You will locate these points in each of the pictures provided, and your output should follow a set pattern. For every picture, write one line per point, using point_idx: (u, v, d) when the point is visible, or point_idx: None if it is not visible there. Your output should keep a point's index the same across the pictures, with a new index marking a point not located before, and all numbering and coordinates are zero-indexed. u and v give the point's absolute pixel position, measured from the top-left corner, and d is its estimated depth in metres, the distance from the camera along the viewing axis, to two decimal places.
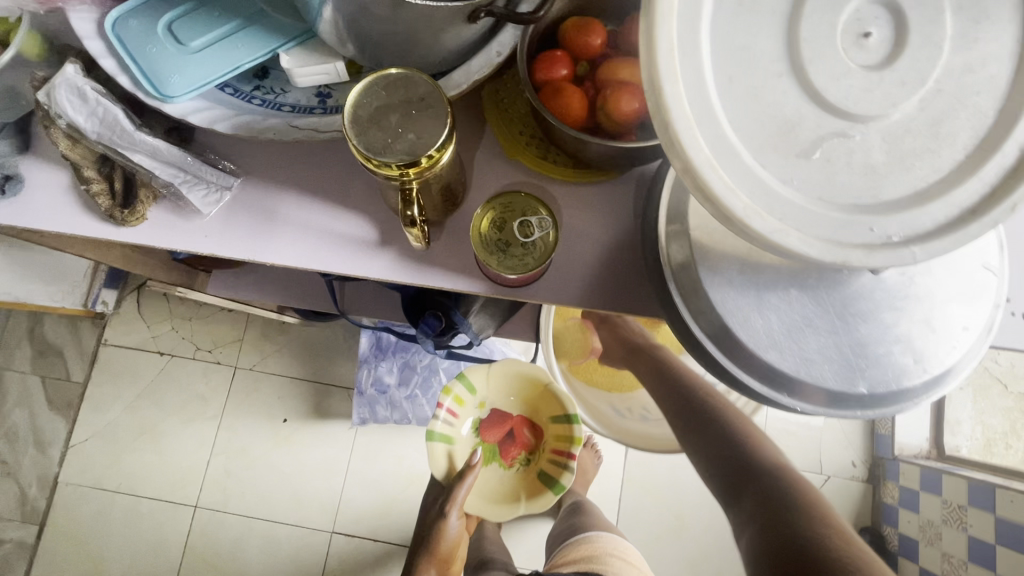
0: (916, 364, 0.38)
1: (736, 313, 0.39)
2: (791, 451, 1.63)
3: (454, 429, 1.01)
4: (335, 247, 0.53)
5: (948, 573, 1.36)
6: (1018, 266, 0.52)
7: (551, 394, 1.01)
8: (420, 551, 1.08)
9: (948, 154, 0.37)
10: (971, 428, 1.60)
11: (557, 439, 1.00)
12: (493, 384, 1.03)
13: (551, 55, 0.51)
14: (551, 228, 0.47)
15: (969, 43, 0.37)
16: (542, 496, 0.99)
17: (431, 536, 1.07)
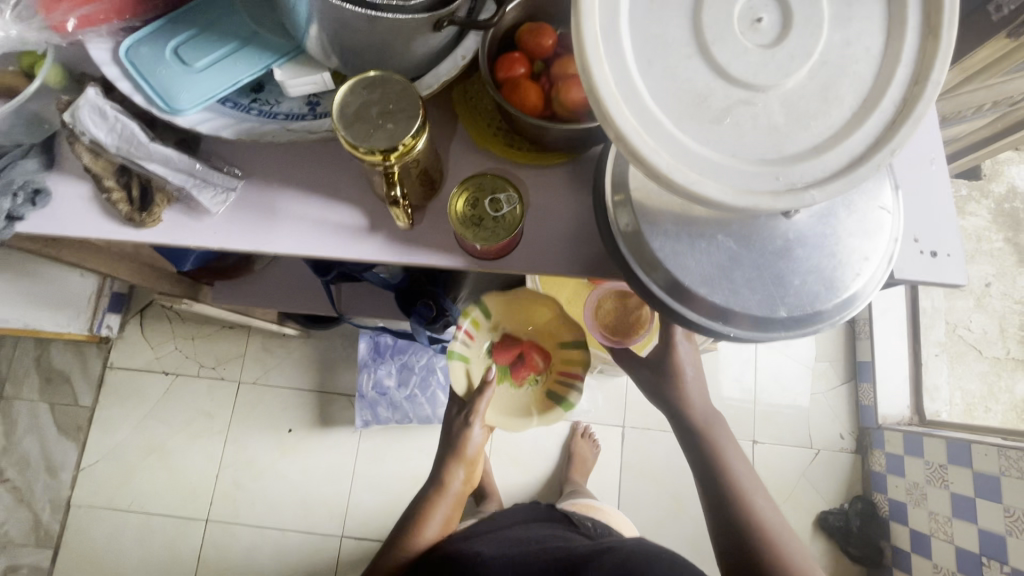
0: (826, 292, 0.46)
1: (675, 259, 0.46)
2: (781, 428, 1.69)
3: (469, 349, 0.86)
4: (330, 235, 0.60)
5: (936, 531, 1.41)
6: (945, 208, 0.56)
7: (566, 318, 0.88)
8: (444, 455, 0.93)
9: (837, 113, 0.45)
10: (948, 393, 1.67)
11: (566, 360, 0.86)
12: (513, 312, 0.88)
13: (509, 56, 0.58)
14: (517, 203, 0.54)
15: (844, 23, 0.45)
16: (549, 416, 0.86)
17: (454, 441, 0.91)
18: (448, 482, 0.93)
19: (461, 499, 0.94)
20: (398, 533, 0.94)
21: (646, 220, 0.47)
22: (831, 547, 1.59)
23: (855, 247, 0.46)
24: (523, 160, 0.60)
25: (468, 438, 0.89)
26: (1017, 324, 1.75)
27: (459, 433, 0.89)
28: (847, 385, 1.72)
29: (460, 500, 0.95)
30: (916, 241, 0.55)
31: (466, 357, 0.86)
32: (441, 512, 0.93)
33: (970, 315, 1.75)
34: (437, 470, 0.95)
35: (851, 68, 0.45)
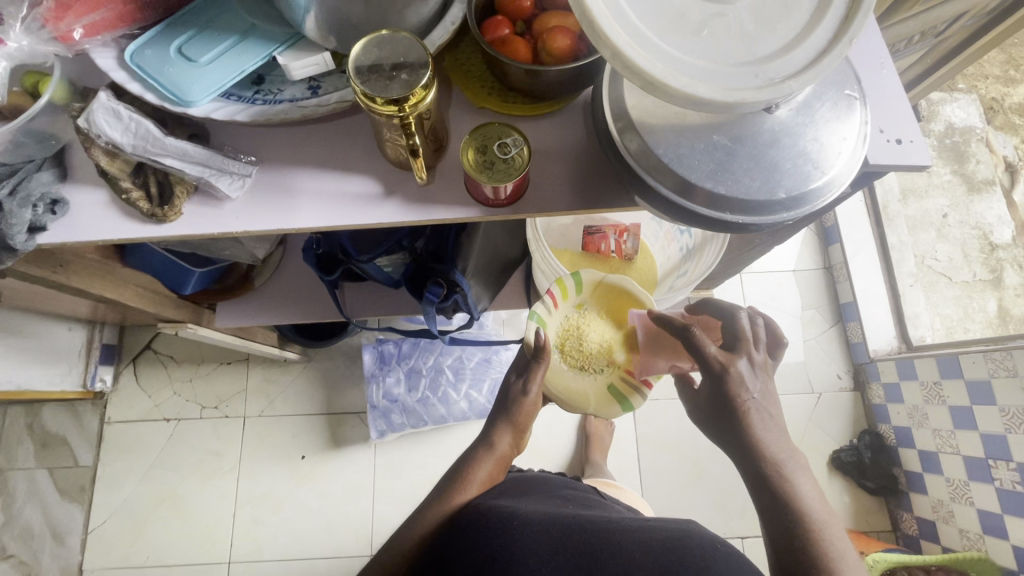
0: (817, 173, 0.51)
1: (680, 161, 0.51)
2: (782, 378, 1.75)
3: (551, 316, 0.97)
4: (347, 204, 0.62)
5: (942, 446, 1.48)
6: (904, 104, 0.63)
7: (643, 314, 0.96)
8: (497, 415, 1.01)
9: (799, 17, 0.51)
10: (928, 319, 1.76)
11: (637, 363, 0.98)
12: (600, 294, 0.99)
13: (493, 20, 0.63)
14: (523, 144, 0.59)
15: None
16: (606, 406, 0.98)
17: (511, 402, 0.99)
18: (496, 441, 0.99)
19: (506, 461, 1.00)
20: (439, 492, 0.97)
21: (649, 132, 0.52)
22: (849, 483, 1.64)
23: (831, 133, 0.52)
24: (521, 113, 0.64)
25: (527, 399, 0.98)
26: (978, 247, 1.87)
27: (520, 391, 0.98)
28: (835, 327, 1.80)
29: (503, 464, 1.01)
30: (882, 133, 0.61)
31: (546, 321, 0.96)
32: (485, 470, 0.98)
33: (934, 246, 1.87)
34: (488, 430, 1.02)
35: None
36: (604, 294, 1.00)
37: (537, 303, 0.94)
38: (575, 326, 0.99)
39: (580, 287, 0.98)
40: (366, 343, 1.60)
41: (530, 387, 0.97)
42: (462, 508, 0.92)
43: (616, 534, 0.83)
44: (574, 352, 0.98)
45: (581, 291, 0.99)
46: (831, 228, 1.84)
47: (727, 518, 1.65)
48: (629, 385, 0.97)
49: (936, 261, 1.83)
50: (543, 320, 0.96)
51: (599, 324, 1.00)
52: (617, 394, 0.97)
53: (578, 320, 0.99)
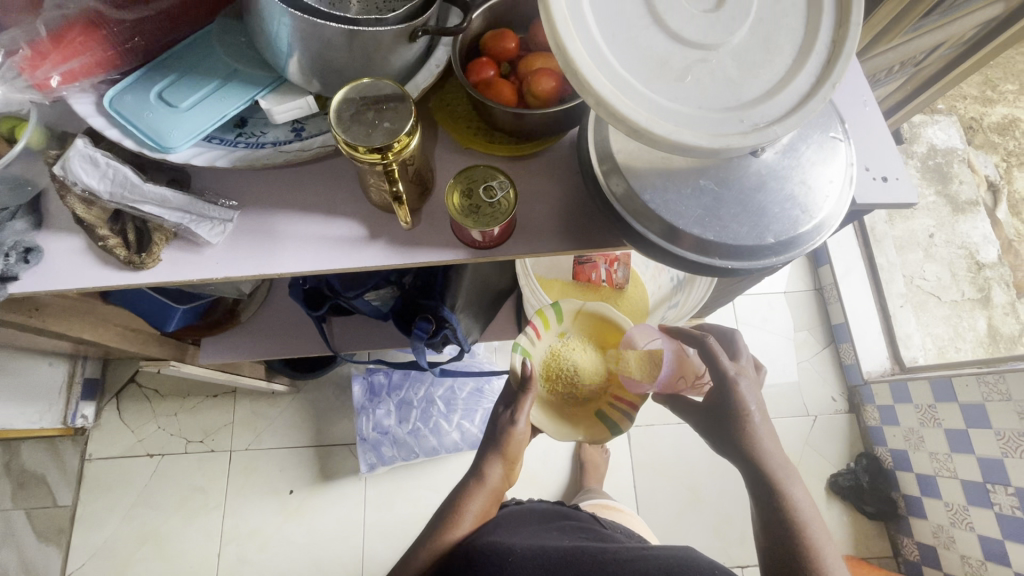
0: (806, 216, 0.51)
1: (667, 206, 0.50)
2: (777, 402, 1.74)
3: (535, 347, 0.93)
4: (331, 248, 0.61)
5: (940, 469, 1.46)
6: (888, 141, 0.63)
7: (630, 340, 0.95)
8: (485, 446, 0.98)
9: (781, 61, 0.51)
10: (919, 340, 1.76)
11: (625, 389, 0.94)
12: (582, 321, 0.96)
13: (478, 61, 0.63)
14: (509, 187, 0.58)
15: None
16: (595, 436, 0.94)
17: (499, 433, 0.96)
18: (487, 473, 0.96)
19: (499, 494, 0.97)
20: (430, 529, 0.94)
21: (634, 176, 0.51)
22: (848, 508, 1.62)
23: (818, 174, 0.52)
24: (510, 151, 0.63)
25: (516, 429, 0.95)
26: (965, 266, 1.89)
27: (508, 421, 0.94)
28: (828, 349, 1.80)
29: (497, 497, 0.97)
30: (868, 170, 0.61)
31: (530, 352, 0.93)
32: (477, 505, 0.94)
33: (922, 266, 1.88)
34: (477, 461, 0.99)
35: (784, 21, 0.51)
36: (587, 320, 0.97)
37: (519, 334, 0.91)
38: (560, 355, 0.95)
39: (560, 316, 0.95)
40: (355, 374, 1.58)
41: (517, 419, 0.94)
42: (454, 547, 0.89)
43: (612, 566, 0.80)
44: (560, 381, 0.94)
45: (562, 319, 0.96)
46: (820, 249, 1.85)
47: (726, 548, 1.62)
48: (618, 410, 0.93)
49: (925, 280, 1.84)
50: (527, 352, 0.93)
51: (584, 351, 0.95)
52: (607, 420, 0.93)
53: (562, 349, 0.95)
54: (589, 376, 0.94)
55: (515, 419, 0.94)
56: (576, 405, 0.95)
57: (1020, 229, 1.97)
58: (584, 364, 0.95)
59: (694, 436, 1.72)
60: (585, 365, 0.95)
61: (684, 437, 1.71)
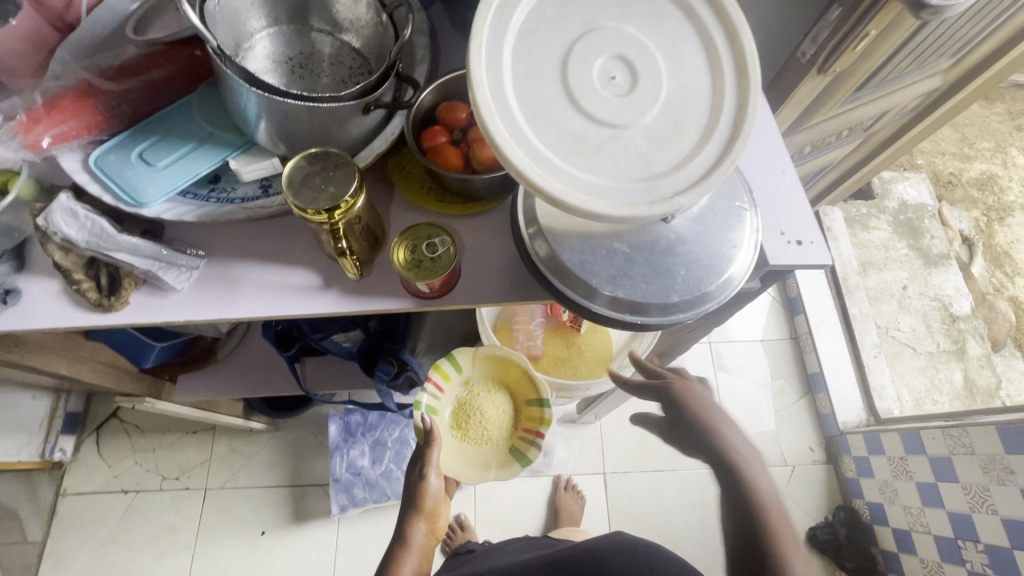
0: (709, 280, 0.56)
1: (586, 267, 0.55)
2: (755, 451, 1.74)
3: (440, 400, 0.98)
4: (287, 294, 0.66)
5: (914, 524, 1.45)
6: (803, 208, 0.68)
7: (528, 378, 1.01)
8: (405, 507, 0.99)
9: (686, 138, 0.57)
10: (894, 390, 1.78)
11: (530, 419, 1.01)
12: (480, 366, 1.02)
13: (432, 129, 0.70)
14: (450, 243, 0.63)
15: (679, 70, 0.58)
16: (509, 466, 0.99)
17: (414, 489, 0.98)
18: (411, 534, 0.98)
19: (430, 551, 0.99)
20: None
21: (556, 239, 0.56)
22: (827, 562, 1.60)
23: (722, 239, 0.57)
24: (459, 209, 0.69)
25: (427, 486, 0.97)
26: (939, 318, 1.93)
27: (418, 479, 0.97)
28: (805, 398, 1.82)
29: (429, 554, 0.98)
30: (782, 234, 0.67)
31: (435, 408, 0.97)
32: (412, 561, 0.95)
33: (897, 317, 1.92)
34: (400, 529, 1.00)
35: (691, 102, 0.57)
36: (485, 364, 1.02)
37: (420, 392, 0.95)
38: (465, 403, 1.00)
39: (459, 367, 1.01)
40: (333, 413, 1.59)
41: (425, 475, 0.97)
42: None
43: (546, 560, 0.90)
44: (468, 427, 0.99)
45: (461, 369, 1.02)
46: (795, 299, 1.90)
47: None
48: (525, 441, 1.00)
49: (900, 331, 1.87)
50: (431, 408, 0.96)
51: (486, 396, 1.01)
52: (516, 452, 1.00)
53: (467, 398, 1.00)
54: (495, 416, 1.00)
55: (427, 475, 0.96)
56: (488, 442, 1.01)
57: (996, 284, 2.03)
58: (489, 407, 1.00)
59: (671, 484, 1.71)
60: (490, 407, 1.01)
61: (661, 485, 1.71)
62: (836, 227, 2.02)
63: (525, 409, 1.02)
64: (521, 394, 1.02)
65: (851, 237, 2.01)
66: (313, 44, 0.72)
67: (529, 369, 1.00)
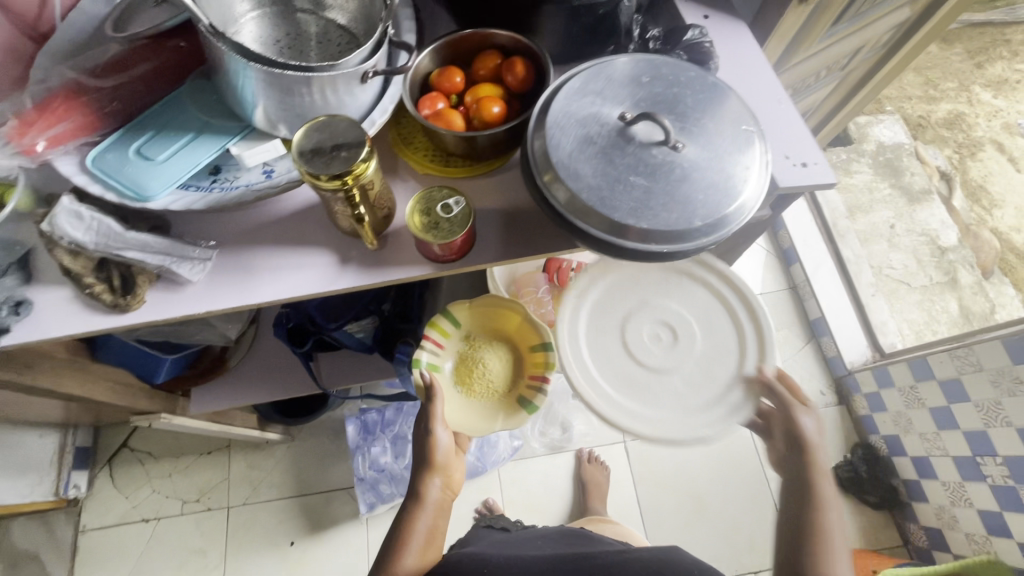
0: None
1: (606, 203, 0.55)
2: None
3: (439, 356, 0.97)
4: (305, 274, 0.65)
5: (931, 449, 1.49)
6: (800, 132, 0.69)
7: (529, 322, 0.97)
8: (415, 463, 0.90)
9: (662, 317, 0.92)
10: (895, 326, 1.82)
11: (535, 366, 0.96)
12: (479, 319, 0.99)
13: (429, 95, 0.70)
14: (464, 202, 0.63)
15: (689, 303, 0.94)
16: (517, 416, 0.94)
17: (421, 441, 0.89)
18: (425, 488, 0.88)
19: (444, 509, 0.88)
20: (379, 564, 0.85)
21: (573, 182, 0.56)
22: (851, 501, 1.63)
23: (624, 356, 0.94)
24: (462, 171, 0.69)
25: (436, 443, 0.88)
26: (929, 252, 1.97)
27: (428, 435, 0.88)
28: (810, 343, 1.84)
29: (443, 512, 0.89)
30: (788, 158, 0.68)
31: (436, 364, 0.95)
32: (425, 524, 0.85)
33: (888, 256, 1.96)
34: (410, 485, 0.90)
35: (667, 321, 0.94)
36: (483, 317, 0.99)
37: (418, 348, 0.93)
38: (466, 358, 0.97)
39: (457, 322, 0.98)
40: (349, 415, 1.60)
41: (435, 429, 0.88)
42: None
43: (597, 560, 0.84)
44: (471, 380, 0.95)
45: (459, 325, 0.99)
46: (789, 249, 1.93)
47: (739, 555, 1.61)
48: (532, 389, 0.95)
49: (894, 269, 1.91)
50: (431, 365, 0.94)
51: (488, 348, 0.98)
52: (521, 400, 0.95)
53: (468, 351, 0.98)
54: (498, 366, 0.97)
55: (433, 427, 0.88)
56: (495, 394, 0.97)
57: (977, 216, 2.06)
58: (490, 357, 0.97)
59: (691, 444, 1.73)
60: (493, 357, 0.97)
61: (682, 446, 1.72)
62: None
63: (530, 356, 0.97)
64: (523, 342, 0.98)
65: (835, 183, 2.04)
66: (299, 25, 0.71)
67: (527, 313, 0.97)
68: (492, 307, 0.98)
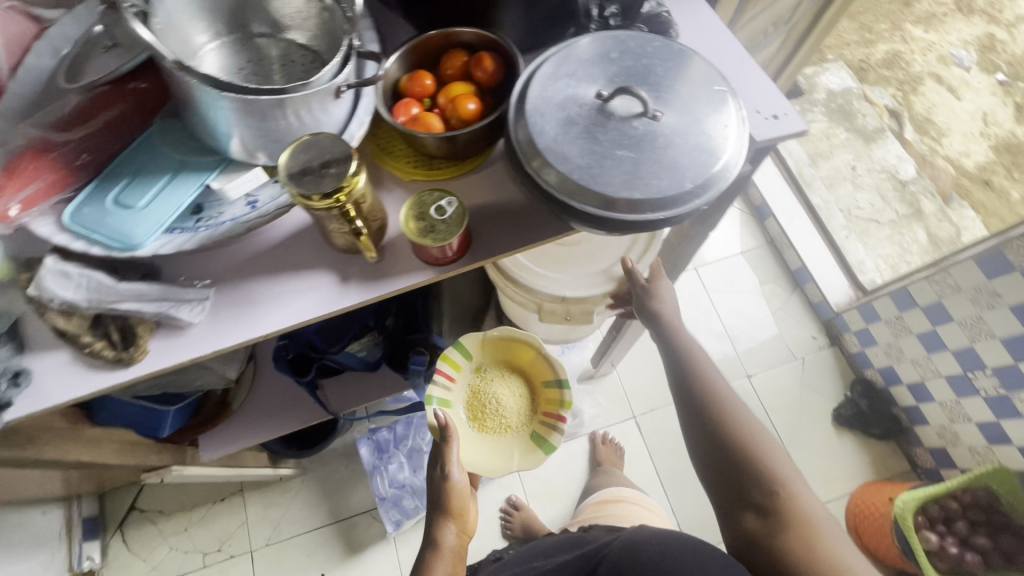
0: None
1: (597, 179, 0.56)
2: (767, 354, 1.81)
3: (451, 391, 1.00)
4: (308, 297, 0.65)
5: (924, 373, 1.55)
6: (766, 87, 0.71)
7: (544, 359, 1.02)
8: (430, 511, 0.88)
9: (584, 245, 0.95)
10: (872, 263, 1.89)
11: (547, 403, 1.02)
12: (491, 351, 1.03)
13: (402, 102, 0.70)
14: (456, 202, 0.64)
15: None
16: (530, 455, 0.98)
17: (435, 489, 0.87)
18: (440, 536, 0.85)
19: (462, 554, 0.85)
20: None
21: (562, 163, 0.57)
22: (858, 436, 1.69)
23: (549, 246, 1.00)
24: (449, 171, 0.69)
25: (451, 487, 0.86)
26: (892, 187, 2.04)
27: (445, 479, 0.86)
28: (794, 292, 1.90)
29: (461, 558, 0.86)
30: (759, 113, 0.70)
31: (448, 399, 0.99)
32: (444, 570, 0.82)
33: (854, 197, 2.03)
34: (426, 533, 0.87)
35: None
36: (495, 349, 1.03)
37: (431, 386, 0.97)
38: (478, 390, 1.01)
39: (468, 354, 1.02)
40: (360, 439, 1.58)
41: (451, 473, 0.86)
42: None
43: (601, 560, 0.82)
44: (485, 416, 0.99)
45: (471, 357, 1.03)
46: (761, 205, 1.98)
47: None
48: (546, 426, 1.00)
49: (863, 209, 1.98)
50: (443, 400, 0.99)
51: (502, 382, 1.02)
52: (538, 438, 0.99)
53: (480, 385, 1.02)
54: (511, 402, 1.01)
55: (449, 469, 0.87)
56: (506, 430, 1.01)
57: (929, 146, 2.14)
58: (502, 391, 1.01)
59: None
60: (506, 392, 1.01)
61: None
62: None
63: (544, 393, 1.02)
64: (535, 377, 1.03)
65: None
66: (260, 50, 0.70)
67: (541, 348, 1.01)
68: (505, 341, 1.03)
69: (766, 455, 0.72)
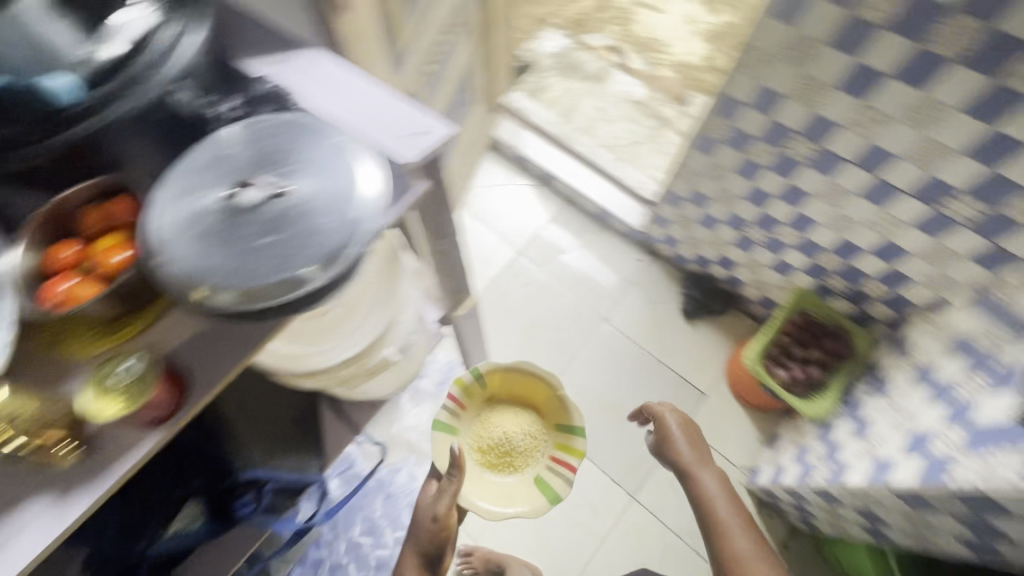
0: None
1: (251, 277, 0.57)
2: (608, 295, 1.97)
3: (459, 420, 1.25)
4: (31, 529, 0.59)
5: (719, 248, 1.77)
6: (408, 111, 0.78)
7: (558, 398, 1.24)
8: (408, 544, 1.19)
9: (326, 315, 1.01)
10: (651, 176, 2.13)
11: (562, 446, 1.23)
12: (498, 385, 1.26)
13: (45, 284, 0.63)
14: (132, 360, 0.66)
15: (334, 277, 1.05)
16: (521, 490, 1.20)
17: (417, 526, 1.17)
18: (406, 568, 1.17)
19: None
20: None
21: (210, 281, 0.56)
22: (706, 320, 1.90)
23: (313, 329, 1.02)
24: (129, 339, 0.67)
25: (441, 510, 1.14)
26: (636, 110, 2.32)
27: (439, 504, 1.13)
28: (606, 231, 2.08)
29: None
30: (406, 136, 0.75)
31: (456, 426, 1.24)
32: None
33: (613, 131, 2.27)
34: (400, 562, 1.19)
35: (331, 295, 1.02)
36: (523, 387, 1.27)
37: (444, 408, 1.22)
38: (486, 424, 1.27)
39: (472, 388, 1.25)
40: None
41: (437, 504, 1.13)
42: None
43: None
44: (489, 448, 1.24)
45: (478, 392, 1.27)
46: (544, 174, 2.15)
47: None
48: (557, 471, 1.20)
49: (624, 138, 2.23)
50: (451, 427, 1.23)
51: (517, 420, 1.27)
52: (548, 484, 1.19)
53: (485, 417, 1.27)
54: (518, 434, 1.25)
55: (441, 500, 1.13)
56: (514, 470, 1.24)
57: (651, 64, 2.45)
58: (526, 435, 1.25)
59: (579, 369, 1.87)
60: (513, 428, 1.26)
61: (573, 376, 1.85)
62: (526, 105, 2.30)
63: (557, 435, 1.24)
64: (562, 427, 1.25)
65: (543, 103, 2.31)
66: None
67: (559, 394, 1.22)
68: (519, 377, 1.25)
69: (727, 533, 1.16)
